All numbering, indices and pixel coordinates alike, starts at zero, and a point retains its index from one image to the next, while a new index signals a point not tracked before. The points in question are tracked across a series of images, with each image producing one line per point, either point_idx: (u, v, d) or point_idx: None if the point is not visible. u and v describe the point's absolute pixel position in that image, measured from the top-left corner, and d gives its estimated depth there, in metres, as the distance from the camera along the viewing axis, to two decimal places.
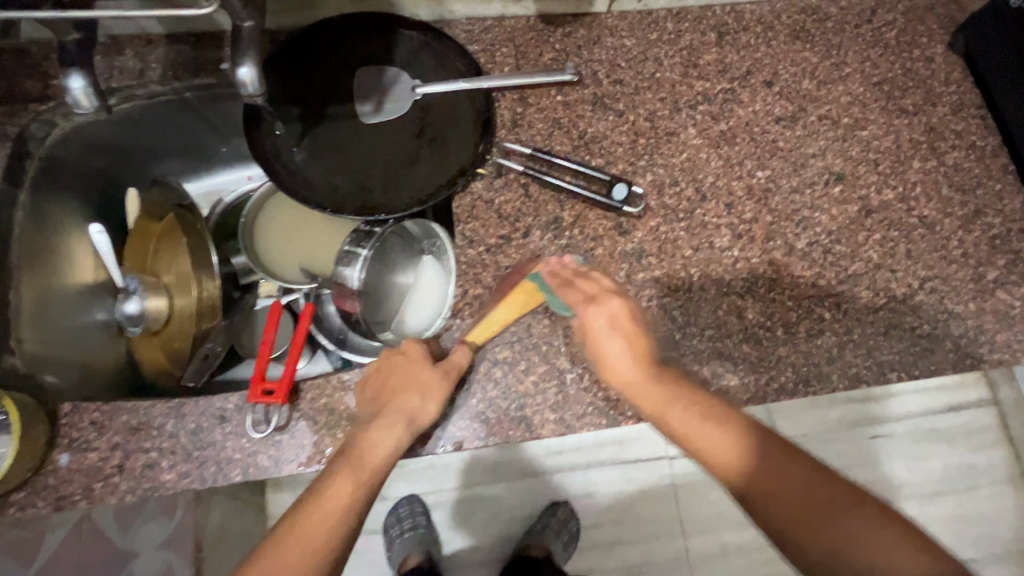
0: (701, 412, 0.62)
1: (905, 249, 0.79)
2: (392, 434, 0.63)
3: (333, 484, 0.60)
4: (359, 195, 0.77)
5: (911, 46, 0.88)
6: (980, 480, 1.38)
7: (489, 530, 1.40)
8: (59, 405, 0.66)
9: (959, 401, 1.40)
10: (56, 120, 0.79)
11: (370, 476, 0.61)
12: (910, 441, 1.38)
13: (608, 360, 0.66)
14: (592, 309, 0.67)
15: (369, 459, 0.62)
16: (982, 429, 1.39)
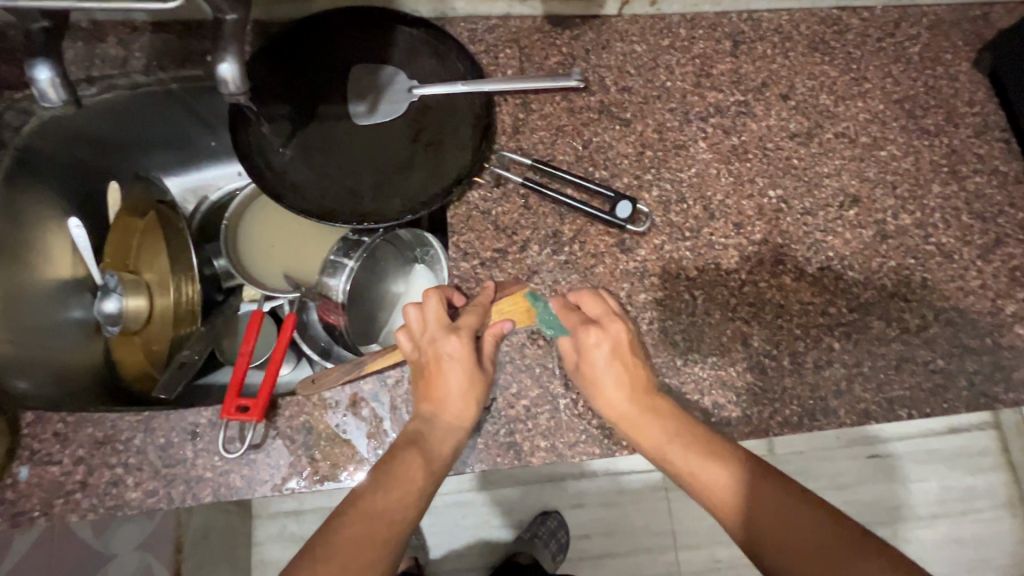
0: (693, 440, 0.61)
1: (921, 278, 0.75)
2: (408, 473, 0.57)
3: (350, 534, 0.52)
4: (348, 202, 0.73)
5: (935, 63, 0.84)
6: (979, 504, 1.33)
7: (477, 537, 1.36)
8: (22, 414, 0.63)
9: (959, 423, 1.36)
10: (31, 110, 0.75)
11: (391, 525, 0.54)
12: (906, 462, 1.34)
13: (596, 384, 0.64)
14: (586, 330, 0.64)
15: (389, 504, 0.55)
16: (984, 453, 1.35)
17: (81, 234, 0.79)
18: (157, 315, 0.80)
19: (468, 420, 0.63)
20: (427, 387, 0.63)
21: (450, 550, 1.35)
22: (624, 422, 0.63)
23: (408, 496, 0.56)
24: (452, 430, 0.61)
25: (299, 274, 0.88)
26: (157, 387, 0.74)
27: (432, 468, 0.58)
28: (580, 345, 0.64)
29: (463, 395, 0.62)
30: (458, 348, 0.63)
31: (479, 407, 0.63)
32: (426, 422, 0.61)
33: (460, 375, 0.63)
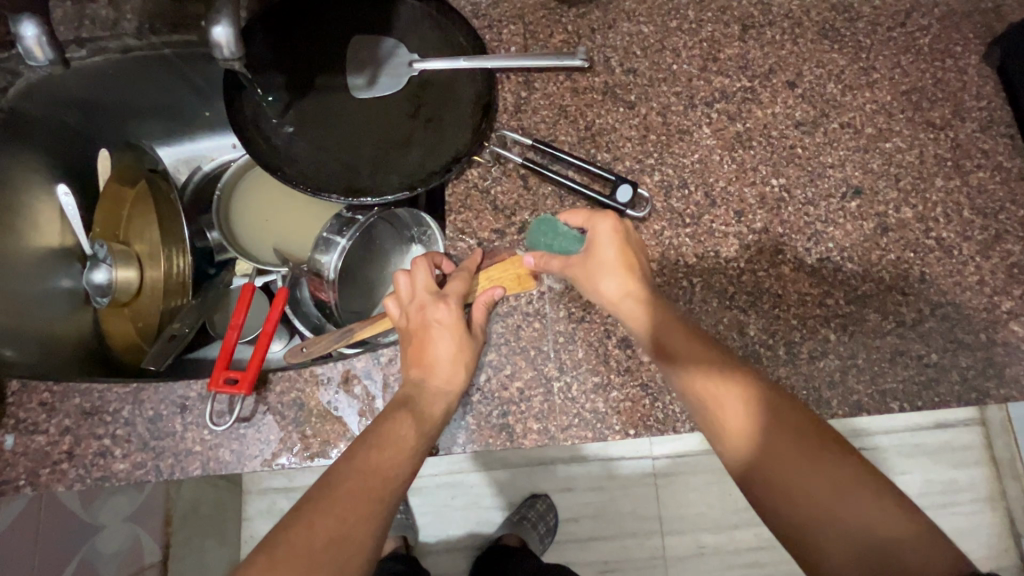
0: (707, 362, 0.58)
1: (920, 272, 0.75)
2: (401, 433, 0.57)
3: (346, 488, 0.51)
4: (345, 175, 0.72)
5: (944, 55, 0.83)
6: (961, 497, 1.35)
7: (466, 518, 1.38)
8: (7, 381, 0.62)
9: (946, 418, 1.38)
10: (19, 70, 0.73)
11: (386, 482, 0.53)
12: (890, 454, 1.36)
13: (603, 272, 0.63)
14: (599, 219, 0.65)
15: (383, 461, 0.55)
16: (968, 448, 1.37)
17: (70, 202, 0.78)
18: (148, 286, 0.79)
19: (459, 384, 0.62)
20: (416, 352, 0.63)
21: (439, 529, 1.37)
22: (623, 301, 0.63)
23: (402, 455, 0.56)
24: (443, 395, 0.61)
25: (291, 248, 0.86)
26: (146, 358, 0.72)
27: (423, 429, 0.58)
28: (592, 238, 0.65)
29: (453, 359, 0.62)
30: (446, 312, 0.63)
31: (468, 372, 0.63)
32: (416, 385, 0.61)
33: (448, 339, 0.63)
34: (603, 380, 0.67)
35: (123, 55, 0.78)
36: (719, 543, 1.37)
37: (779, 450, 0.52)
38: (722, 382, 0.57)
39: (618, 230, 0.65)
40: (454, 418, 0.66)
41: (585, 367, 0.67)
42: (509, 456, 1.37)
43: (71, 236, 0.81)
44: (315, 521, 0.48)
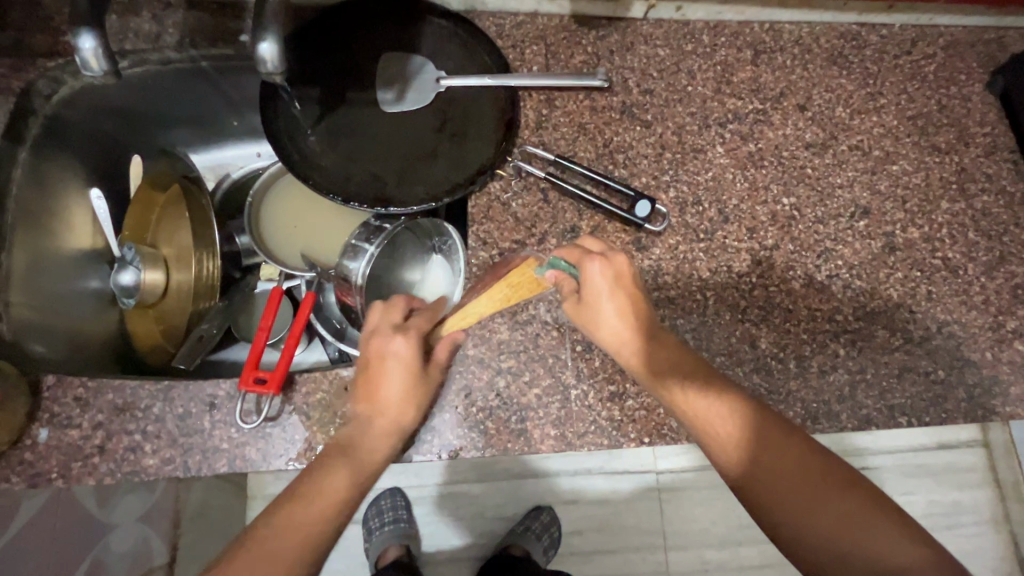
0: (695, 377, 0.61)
1: (926, 290, 0.77)
2: (334, 481, 0.57)
3: (261, 550, 0.52)
4: (372, 186, 0.74)
5: (949, 82, 0.86)
6: (963, 519, 1.36)
7: (469, 529, 1.38)
8: (43, 376, 0.63)
9: (948, 439, 1.39)
10: (63, 78, 0.76)
11: (307, 536, 0.54)
12: (895, 475, 1.37)
13: (599, 317, 0.64)
14: (590, 261, 0.63)
15: (308, 515, 0.54)
16: (973, 469, 1.38)
17: (103, 205, 0.83)
18: (174, 288, 0.82)
19: (404, 424, 0.62)
20: (369, 384, 0.62)
21: (445, 540, 1.39)
22: (622, 348, 0.64)
23: (333, 506, 0.55)
24: (388, 435, 0.61)
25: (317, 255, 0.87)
26: (176, 357, 0.74)
27: (359, 475, 0.58)
28: (585, 279, 0.63)
29: (404, 400, 0.61)
30: (404, 348, 0.61)
31: (416, 411, 0.63)
32: (362, 425, 0.61)
33: (401, 375, 0.61)
34: (619, 389, 0.69)
35: (162, 66, 0.80)
36: (721, 559, 1.38)
37: (773, 475, 0.54)
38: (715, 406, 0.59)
39: (608, 274, 0.63)
40: (475, 422, 0.67)
41: (602, 376, 0.69)
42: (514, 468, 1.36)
43: (101, 239, 0.85)
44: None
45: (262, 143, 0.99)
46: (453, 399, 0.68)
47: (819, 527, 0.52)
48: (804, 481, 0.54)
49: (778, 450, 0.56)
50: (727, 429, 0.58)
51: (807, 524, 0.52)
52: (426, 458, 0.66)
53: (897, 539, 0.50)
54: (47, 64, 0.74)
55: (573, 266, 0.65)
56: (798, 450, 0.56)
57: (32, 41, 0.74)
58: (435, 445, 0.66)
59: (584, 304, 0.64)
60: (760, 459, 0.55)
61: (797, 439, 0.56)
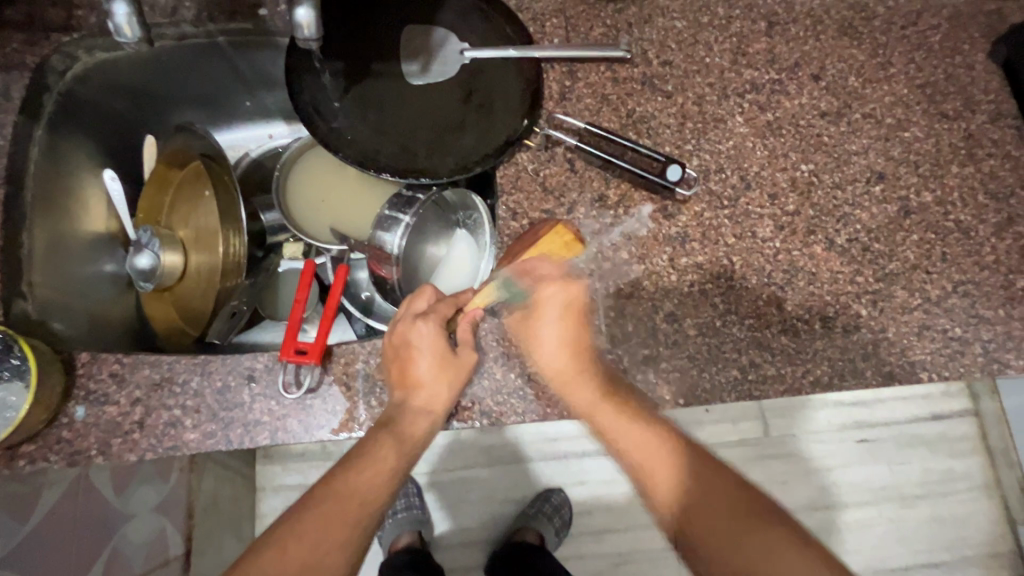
0: (625, 407, 0.65)
1: (940, 251, 0.79)
2: (380, 454, 0.58)
3: (321, 512, 0.53)
4: (402, 157, 0.74)
5: (954, 52, 0.88)
6: (959, 486, 1.40)
7: (480, 512, 1.39)
8: (76, 354, 0.62)
9: (942, 410, 1.43)
10: (77, 54, 0.74)
11: (362, 504, 0.54)
12: (894, 446, 1.41)
13: (540, 342, 0.68)
14: (546, 284, 0.69)
15: (360, 483, 0.55)
16: (964, 438, 1.42)
17: (118, 188, 0.81)
18: (193, 270, 0.81)
19: (440, 405, 0.62)
20: (400, 371, 0.63)
21: (456, 524, 1.38)
22: (568, 377, 0.67)
23: (379, 478, 0.56)
24: (425, 414, 0.61)
25: (347, 229, 0.84)
26: (211, 333, 0.76)
27: (403, 449, 0.59)
28: (537, 300, 0.69)
29: (435, 380, 0.62)
30: (429, 330, 0.63)
31: (452, 393, 0.63)
32: (399, 406, 0.62)
33: (430, 358, 0.62)
34: (652, 353, 0.71)
35: (179, 41, 0.79)
36: None
37: (697, 495, 0.57)
38: (647, 434, 0.62)
39: (565, 295, 0.69)
40: (514, 386, 0.68)
41: (636, 340, 0.71)
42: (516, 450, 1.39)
43: (115, 224, 0.84)
44: (286, 549, 0.50)
45: (275, 124, 0.97)
46: (491, 365, 0.68)
47: (734, 558, 0.52)
48: (720, 522, 0.54)
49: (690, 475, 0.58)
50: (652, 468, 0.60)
51: (736, 562, 0.52)
52: (468, 425, 0.67)
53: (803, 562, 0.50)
54: (62, 38, 0.72)
55: (527, 289, 0.69)
56: (725, 482, 0.57)
57: (42, 14, 0.72)
58: (476, 411, 0.67)
59: (529, 324, 0.69)
60: (683, 491, 0.58)
61: (714, 470, 0.59)
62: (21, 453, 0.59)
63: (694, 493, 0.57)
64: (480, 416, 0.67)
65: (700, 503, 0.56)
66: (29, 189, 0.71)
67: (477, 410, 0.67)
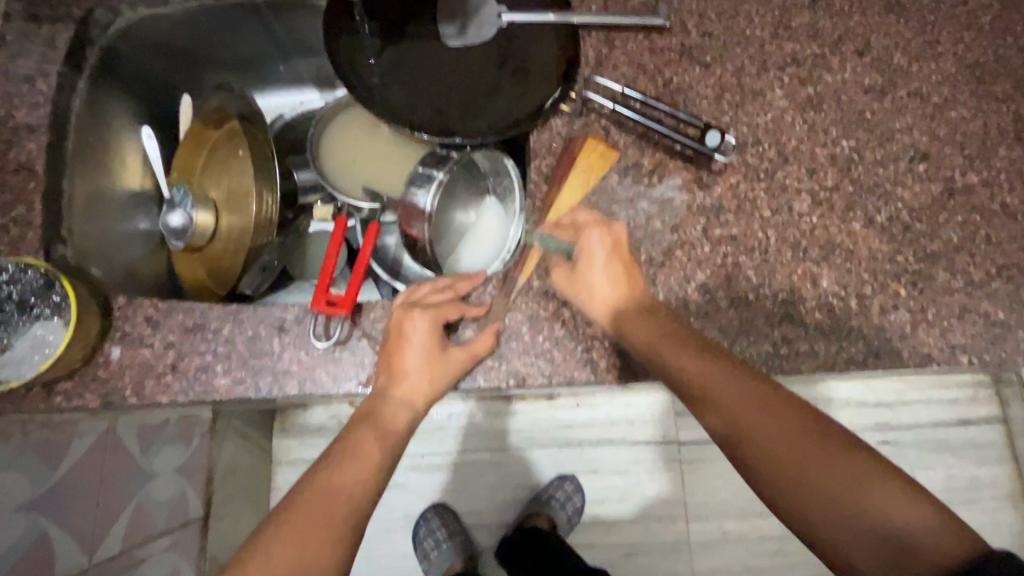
0: (688, 339, 0.60)
1: (985, 234, 0.77)
2: (365, 448, 0.56)
3: (307, 512, 0.50)
4: (435, 119, 0.74)
5: (1006, 32, 0.85)
6: (982, 493, 1.33)
7: (491, 497, 1.38)
8: (113, 297, 0.63)
9: (968, 415, 1.36)
10: (120, 9, 0.75)
11: (351, 498, 0.52)
12: (916, 450, 1.35)
13: (592, 285, 0.66)
14: (589, 230, 0.67)
15: (347, 477, 0.53)
16: (990, 445, 1.35)
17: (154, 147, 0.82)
18: (224, 230, 0.81)
19: (421, 400, 0.61)
20: (388, 359, 0.62)
21: (467, 506, 1.37)
22: (624, 322, 0.63)
23: (367, 469, 0.54)
24: (407, 408, 0.60)
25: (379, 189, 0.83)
26: (244, 283, 0.78)
27: (387, 441, 0.57)
28: (583, 246, 0.67)
29: (421, 374, 0.61)
30: (423, 323, 0.62)
31: (436, 389, 0.62)
32: (380, 396, 0.60)
33: (421, 355, 0.61)
34: (682, 322, 0.70)
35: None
36: (743, 529, 1.35)
37: (770, 421, 0.52)
38: (699, 358, 0.58)
39: (607, 239, 0.66)
40: (540, 349, 0.67)
41: (666, 309, 0.70)
42: (525, 435, 1.38)
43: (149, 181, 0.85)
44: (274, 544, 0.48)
45: (306, 92, 0.98)
46: (520, 328, 0.67)
47: (812, 481, 0.48)
48: (796, 442, 0.50)
49: (762, 412, 0.53)
50: (709, 388, 0.55)
51: (787, 475, 0.49)
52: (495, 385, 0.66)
53: (897, 498, 0.46)
54: None
55: (569, 242, 0.69)
56: (793, 416, 0.52)
57: None
58: (503, 372, 0.67)
59: (580, 273, 0.66)
60: (744, 419, 0.52)
61: (778, 398, 0.53)
62: (57, 389, 0.60)
63: (754, 419, 0.52)
64: (507, 375, 0.66)
65: (764, 427, 0.52)
66: (71, 139, 0.72)
67: (502, 369, 0.66)
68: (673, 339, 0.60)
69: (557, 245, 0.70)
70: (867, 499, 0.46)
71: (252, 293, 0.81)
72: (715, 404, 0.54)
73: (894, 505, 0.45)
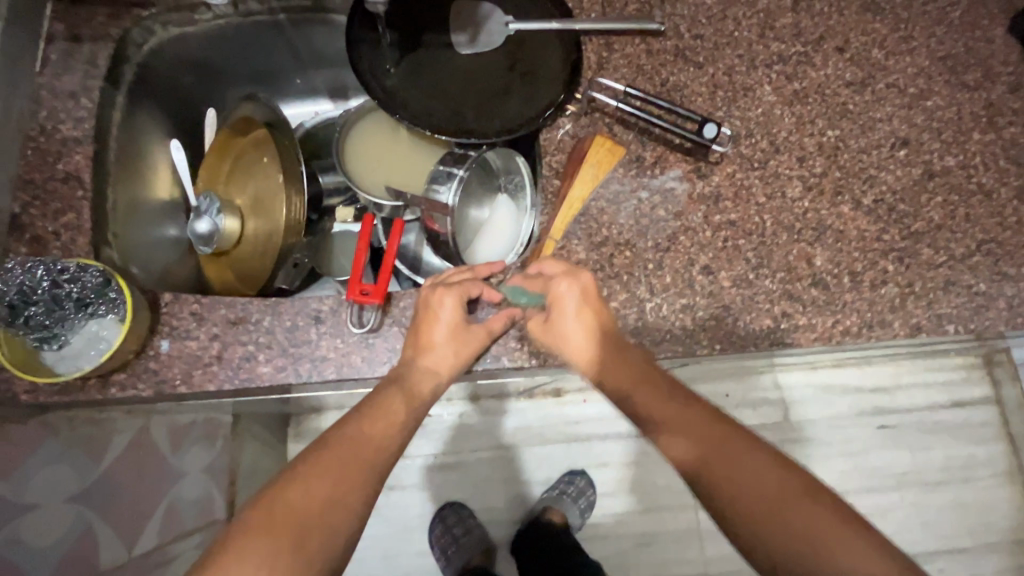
0: (653, 376, 0.64)
1: (964, 212, 0.83)
2: (390, 407, 0.60)
3: (339, 458, 0.55)
4: (452, 120, 0.79)
5: (974, 26, 0.92)
6: (980, 472, 1.33)
7: (504, 494, 1.37)
8: (159, 295, 0.67)
9: (962, 397, 1.35)
10: (153, 29, 0.81)
11: (376, 449, 0.57)
12: (915, 432, 1.33)
13: (561, 331, 0.69)
14: (555, 283, 0.69)
15: (374, 430, 0.58)
16: (986, 425, 1.34)
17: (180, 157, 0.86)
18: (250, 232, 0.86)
19: (445, 370, 0.66)
20: (415, 332, 0.67)
21: (481, 503, 1.36)
22: (586, 363, 0.68)
23: (393, 425, 0.59)
24: (432, 377, 0.65)
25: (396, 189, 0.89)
26: (278, 279, 0.80)
27: (411, 403, 0.62)
28: (554, 297, 0.68)
29: (446, 346, 0.66)
30: (451, 300, 0.67)
31: (459, 362, 0.66)
32: (408, 364, 0.65)
33: (447, 327, 0.66)
34: (689, 302, 0.75)
35: (244, 18, 0.86)
36: None
37: (726, 457, 0.55)
38: (672, 405, 0.61)
39: (577, 291, 0.68)
40: None
41: (673, 290, 0.75)
42: (529, 430, 1.38)
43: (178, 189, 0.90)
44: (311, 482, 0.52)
45: (320, 102, 1.03)
46: (538, 312, 0.72)
47: (783, 533, 0.50)
48: (765, 490, 0.52)
49: (728, 453, 0.56)
50: (676, 428, 0.59)
51: (761, 517, 0.51)
52: (518, 365, 0.71)
53: (860, 547, 0.48)
54: (141, 13, 0.79)
55: (537, 295, 0.72)
56: (758, 459, 0.55)
57: None
58: (525, 353, 0.71)
59: (552, 323, 0.70)
60: (715, 476, 0.54)
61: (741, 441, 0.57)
62: (111, 381, 0.64)
63: (726, 459, 0.55)
64: (528, 356, 0.71)
65: (738, 467, 0.54)
66: (112, 151, 0.77)
67: (524, 350, 0.71)
68: (634, 382, 0.64)
69: (523, 296, 0.73)
70: (840, 548, 0.48)
71: (288, 288, 0.83)
72: (682, 458, 0.57)
73: (857, 553, 0.47)
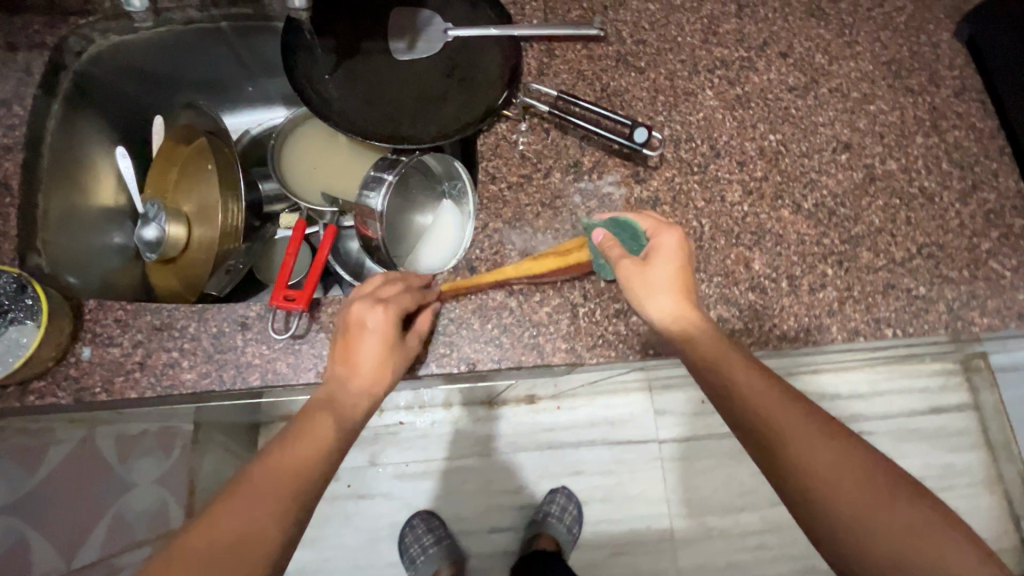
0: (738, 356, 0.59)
1: (905, 216, 0.82)
2: (316, 429, 0.57)
3: (254, 486, 0.52)
4: (387, 126, 0.80)
5: (919, 31, 0.92)
6: (957, 481, 1.30)
7: (472, 505, 1.34)
8: (84, 302, 0.67)
9: (939, 403, 1.33)
10: (93, 37, 0.82)
11: (295, 475, 0.53)
12: (890, 441, 1.31)
13: (653, 290, 0.62)
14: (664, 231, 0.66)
15: (295, 453, 0.55)
16: (962, 433, 1.32)
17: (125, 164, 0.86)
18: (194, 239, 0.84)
19: (384, 385, 0.64)
20: (343, 349, 0.64)
21: (449, 513, 1.33)
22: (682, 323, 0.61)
23: (318, 447, 0.56)
24: (367, 396, 0.63)
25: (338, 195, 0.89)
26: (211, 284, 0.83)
27: (340, 423, 0.59)
28: (657, 245, 0.65)
29: (377, 364, 0.63)
30: (381, 316, 0.64)
31: (397, 373, 0.65)
32: (339, 384, 0.62)
33: (377, 345, 0.64)
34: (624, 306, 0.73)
35: (185, 26, 0.86)
36: (725, 525, 1.32)
37: (815, 444, 0.52)
38: (756, 384, 0.57)
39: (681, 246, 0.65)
40: (489, 337, 0.72)
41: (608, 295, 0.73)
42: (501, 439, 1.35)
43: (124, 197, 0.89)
44: (218, 519, 0.49)
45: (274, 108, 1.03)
46: (470, 317, 0.72)
47: (876, 531, 0.48)
48: (855, 480, 0.50)
49: (819, 446, 0.52)
50: (766, 412, 0.55)
51: (852, 514, 0.49)
52: (447, 370, 0.71)
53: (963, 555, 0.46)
54: (78, 21, 0.80)
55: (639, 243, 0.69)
56: (842, 449, 0.52)
57: None
58: (454, 358, 0.71)
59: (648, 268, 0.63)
60: (802, 460, 0.51)
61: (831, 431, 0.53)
62: (31, 388, 0.64)
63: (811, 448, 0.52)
64: (458, 361, 0.71)
65: (829, 457, 0.51)
66: (46, 158, 0.77)
67: (455, 355, 0.71)
68: (722, 355, 0.59)
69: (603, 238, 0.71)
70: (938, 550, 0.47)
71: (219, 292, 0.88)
72: (773, 437, 0.53)
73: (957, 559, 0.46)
